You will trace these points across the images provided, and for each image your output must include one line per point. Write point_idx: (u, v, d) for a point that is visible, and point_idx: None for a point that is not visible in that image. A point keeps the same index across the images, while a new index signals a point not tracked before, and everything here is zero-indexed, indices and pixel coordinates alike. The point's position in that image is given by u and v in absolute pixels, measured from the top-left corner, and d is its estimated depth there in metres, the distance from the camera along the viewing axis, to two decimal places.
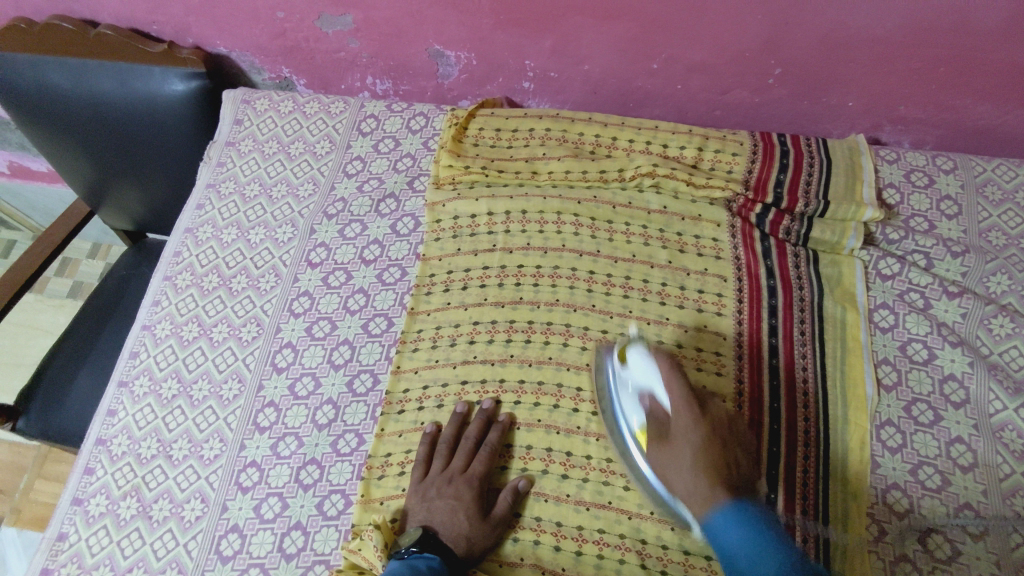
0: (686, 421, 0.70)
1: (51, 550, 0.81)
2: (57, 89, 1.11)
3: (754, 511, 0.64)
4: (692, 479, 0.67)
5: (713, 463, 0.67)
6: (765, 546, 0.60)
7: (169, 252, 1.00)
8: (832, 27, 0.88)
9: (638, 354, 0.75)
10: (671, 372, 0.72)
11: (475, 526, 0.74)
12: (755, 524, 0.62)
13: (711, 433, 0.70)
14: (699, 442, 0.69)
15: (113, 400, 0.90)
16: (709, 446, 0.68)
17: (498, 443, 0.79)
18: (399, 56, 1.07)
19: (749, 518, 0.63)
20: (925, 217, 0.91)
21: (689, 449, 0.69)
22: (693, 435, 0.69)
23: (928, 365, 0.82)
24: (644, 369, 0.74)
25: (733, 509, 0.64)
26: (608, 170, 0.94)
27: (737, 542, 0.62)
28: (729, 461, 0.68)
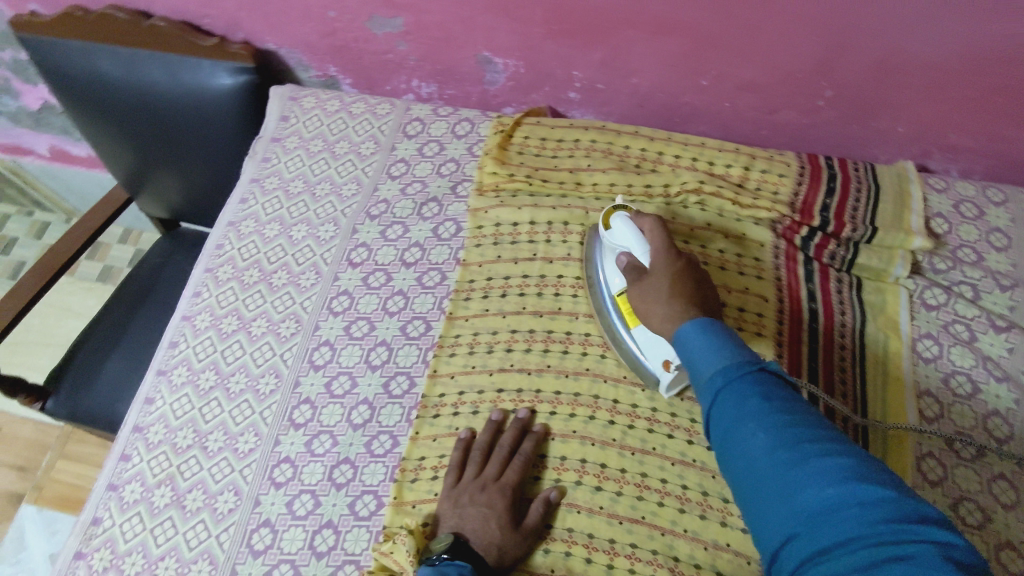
0: (662, 258, 0.75)
1: (86, 534, 0.82)
2: (107, 77, 1.13)
3: (717, 325, 0.64)
4: (665, 304, 0.70)
5: (684, 288, 0.71)
6: (718, 352, 0.61)
7: (211, 245, 1.01)
8: (887, 52, 0.87)
9: (619, 217, 0.81)
10: (653, 228, 0.78)
11: (507, 535, 0.73)
12: (713, 334, 0.63)
13: (685, 267, 0.73)
14: (674, 275, 0.72)
15: (151, 388, 0.91)
16: (683, 278, 0.72)
17: (533, 453, 0.79)
18: (446, 61, 1.07)
19: (714, 331, 0.63)
20: (974, 248, 0.90)
21: (665, 279, 0.72)
22: (668, 270, 0.73)
23: (971, 399, 0.81)
24: (623, 229, 0.80)
25: (697, 325, 0.64)
26: (653, 185, 0.94)
27: (696, 348, 0.63)
28: (701, 291, 0.72)
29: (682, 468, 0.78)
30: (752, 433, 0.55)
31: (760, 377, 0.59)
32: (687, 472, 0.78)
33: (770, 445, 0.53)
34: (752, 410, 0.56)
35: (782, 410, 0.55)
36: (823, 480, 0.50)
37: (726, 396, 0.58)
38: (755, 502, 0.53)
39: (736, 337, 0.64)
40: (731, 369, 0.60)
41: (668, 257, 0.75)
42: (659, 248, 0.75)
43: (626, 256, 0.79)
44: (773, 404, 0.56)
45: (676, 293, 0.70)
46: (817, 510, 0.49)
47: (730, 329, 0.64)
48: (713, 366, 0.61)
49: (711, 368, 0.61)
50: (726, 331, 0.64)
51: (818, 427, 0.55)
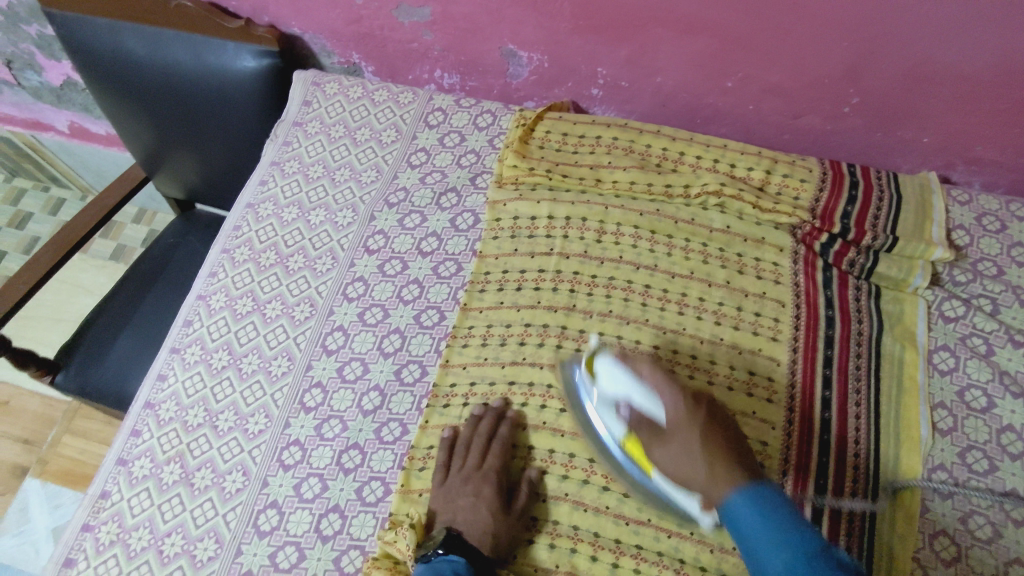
0: (679, 408, 0.67)
1: (94, 506, 0.83)
2: (132, 55, 1.13)
3: (769, 497, 0.60)
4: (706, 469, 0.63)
5: (719, 444, 0.65)
6: (781, 544, 0.57)
7: (229, 226, 1.01)
8: (918, 61, 0.87)
9: (605, 363, 0.72)
10: (650, 371, 0.70)
11: (499, 523, 0.74)
12: (769, 515, 0.58)
13: (707, 417, 0.67)
14: (703, 430, 0.66)
15: (165, 365, 0.91)
16: (711, 431, 0.66)
17: (510, 437, 0.79)
18: (471, 52, 1.07)
19: (772, 512, 0.59)
20: (995, 262, 0.89)
21: (696, 438, 0.65)
22: (691, 425, 0.66)
23: (986, 413, 0.80)
24: (615, 377, 0.71)
25: (751, 504, 0.59)
26: (674, 185, 0.93)
27: (754, 532, 0.58)
28: (731, 440, 0.66)
29: None
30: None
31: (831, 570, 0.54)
32: None
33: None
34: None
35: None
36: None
37: None
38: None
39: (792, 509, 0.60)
40: (799, 562, 0.55)
41: (685, 410, 0.67)
42: (670, 401, 0.68)
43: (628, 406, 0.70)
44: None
45: (714, 451, 0.64)
46: None
47: (783, 499, 0.60)
48: (778, 558, 0.56)
49: (775, 562, 0.56)
50: (783, 507, 0.59)
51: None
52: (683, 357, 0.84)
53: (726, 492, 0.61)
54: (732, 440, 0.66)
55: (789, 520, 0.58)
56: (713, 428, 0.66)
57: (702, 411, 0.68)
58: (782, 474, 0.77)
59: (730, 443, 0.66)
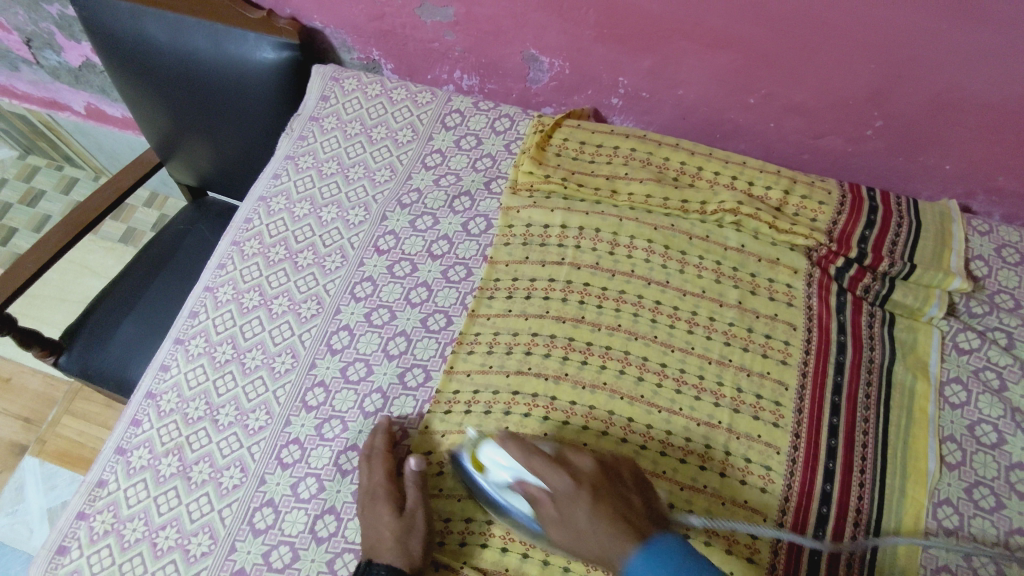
0: (564, 487, 0.65)
1: (90, 494, 0.82)
2: (152, 41, 1.12)
3: (670, 550, 0.60)
4: (598, 543, 0.62)
5: (610, 511, 0.63)
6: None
7: (240, 218, 1.01)
8: (946, 87, 0.85)
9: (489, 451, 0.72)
10: (528, 455, 0.68)
11: (393, 530, 0.71)
12: (667, 561, 0.59)
13: (592, 482, 0.65)
14: (589, 499, 0.64)
15: (168, 355, 0.91)
16: (597, 496, 0.64)
17: (388, 444, 0.79)
18: (492, 54, 1.06)
19: (661, 555, 0.59)
20: (1012, 294, 0.87)
21: (585, 511, 0.63)
22: (577, 495, 0.64)
23: (996, 449, 0.78)
24: (500, 466, 0.70)
25: (643, 559, 0.59)
26: (690, 201, 0.93)
27: None
28: (621, 501, 0.65)
29: (692, 493, 0.75)
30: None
31: None
32: (696, 497, 0.75)
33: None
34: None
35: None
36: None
37: None
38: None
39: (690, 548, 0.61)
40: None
41: (569, 484, 0.65)
42: (552, 481, 0.66)
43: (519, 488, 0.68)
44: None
45: (604, 514, 0.63)
46: None
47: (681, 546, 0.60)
48: None
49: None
50: (678, 555, 0.59)
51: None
52: (691, 376, 0.83)
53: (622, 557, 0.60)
54: (620, 500, 0.65)
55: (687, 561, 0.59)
56: (598, 490, 0.65)
57: (585, 479, 0.66)
58: (784, 499, 0.76)
59: (618, 502, 0.64)
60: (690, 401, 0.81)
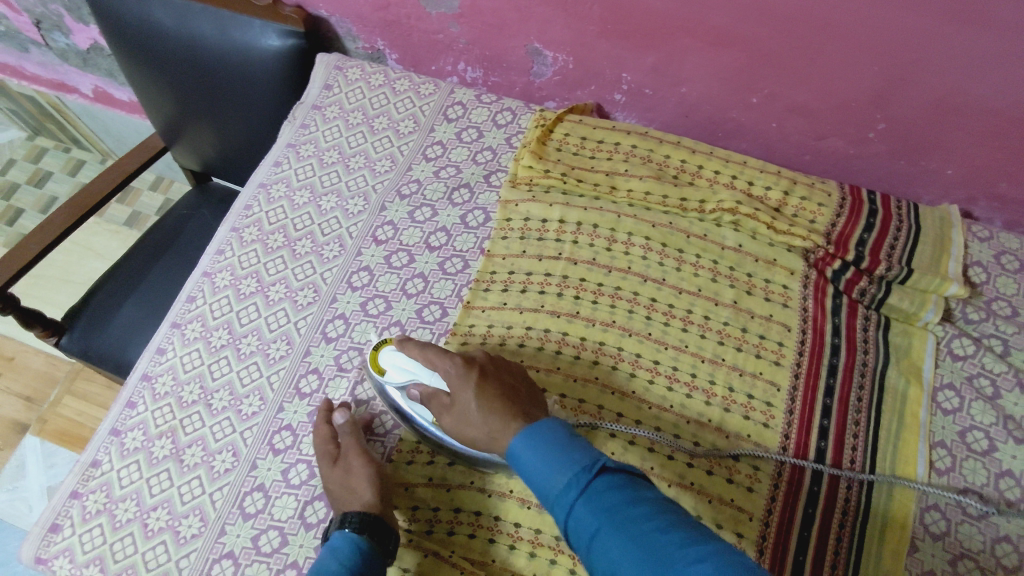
0: (454, 374, 0.71)
1: (84, 474, 0.83)
2: (158, 26, 1.12)
3: (545, 427, 0.63)
4: (483, 422, 0.67)
5: (496, 394, 0.69)
6: (560, 465, 0.59)
7: (240, 204, 1.01)
8: (949, 91, 0.85)
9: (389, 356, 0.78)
10: (423, 350, 0.74)
11: (336, 478, 0.75)
12: (542, 438, 0.62)
13: (479, 369, 0.71)
14: (474, 385, 0.69)
15: (164, 339, 0.92)
16: (480, 382, 0.69)
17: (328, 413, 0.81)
18: (496, 48, 1.06)
19: (542, 436, 0.62)
20: (1010, 302, 0.87)
21: (470, 392, 0.69)
22: (463, 379, 0.70)
23: (986, 456, 0.78)
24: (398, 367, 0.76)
25: (523, 438, 0.63)
26: (689, 199, 0.93)
27: (534, 463, 0.61)
28: (507, 387, 0.70)
29: (679, 490, 0.75)
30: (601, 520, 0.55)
31: (602, 478, 0.58)
32: (683, 495, 0.75)
33: (646, 536, 0.52)
34: (615, 502, 0.55)
35: (630, 494, 0.56)
36: (668, 539, 0.51)
37: (583, 504, 0.56)
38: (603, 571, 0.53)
39: (565, 428, 0.63)
40: (581, 475, 0.58)
41: (457, 373, 0.71)
42: (443, 368, 0.72)
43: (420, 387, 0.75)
44: (622, 501, 0.55)
45: (486, 395, 0.68)
46: None
47: (555, 424, 0.63)
48: (558, 478, 0.59)
49: (554, 482, 0.59)
50: (550, 430, 0.62)
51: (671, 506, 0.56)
52: (683, 374, 0.83)
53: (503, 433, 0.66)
54: (505, 383, 0.70)
55: (559, 437, 0.62)
56: (483, 376, 0.70)
57: (473, 365, 0.71)
58: (770, 500, 0.76)
59: (504, 386, 0.70)
60: (681, 398, 0.81)
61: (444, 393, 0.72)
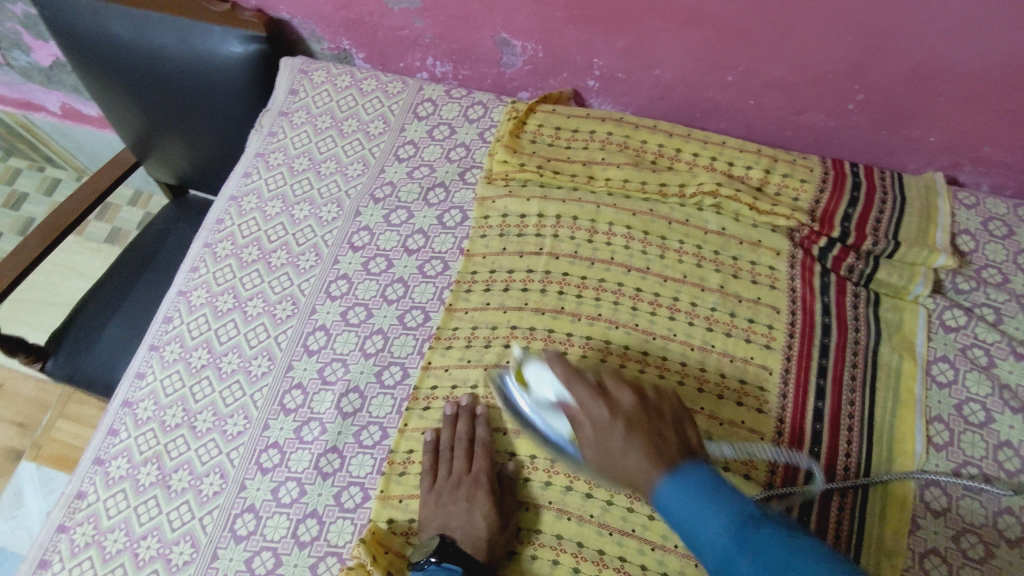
0: (601, 418, 0.65)
1: (69, 507, 0.82)
2: (116, 39, 1.09)
3: (697, 478, 0.59)
4: (630, 468, 0.63)
5: (646, 443, 0.63)
6: (710, 509, 0.57)
7: (212, 219, 0.99)
8: (927, 56, 0.83)
9: (536, 366, 0.72)
10: (567, 373, 0.69)
11: (491, 525, 0.71)
12: (696, 490, 0.58)
13: (632, 412, 0.65)
14: (624, 428, 0.64)
15: (143, 363, 0.90)
16: (634, 428, 0.64)
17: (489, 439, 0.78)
18: (463, 40, 1.04)
19: (688, 480, 0.59)
20: (1000, 269, 0.85)
21: (617, 434, 0.64)
22: (613, 420, 0.65)
23: (984, 428, 0.77)
24: (544, 379, 0.71)
25: (669, 488, 0.59)
26: (668, 184, 0.90)
27: (687, 511, 0.58)
28: (657, 434, 0.64)
29: None
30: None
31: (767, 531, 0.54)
32: None
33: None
34: (802, 567, 0.51)
35: (809, 553, 0.52)
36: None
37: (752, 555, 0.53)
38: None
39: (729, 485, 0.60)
40: (726, 523, 0.55)
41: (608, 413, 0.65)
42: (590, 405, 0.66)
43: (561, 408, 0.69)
44: (778, 557, 0.52)
45: (639, 447, 0.63)
46: None
47: (718, 478, 0.60)
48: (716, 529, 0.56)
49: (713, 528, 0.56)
50: (705, 481, 0.59)
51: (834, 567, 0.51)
52: (673, 363, 0.81)
53: (654, 481, 0.61)
54: (664, 430, 0.65)
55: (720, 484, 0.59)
56: (638, 425, 0.64)
57: (626, 410, 0.66)
58: (768, 485, 0.75)
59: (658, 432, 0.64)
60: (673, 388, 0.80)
61: (585, 427, 0.66)
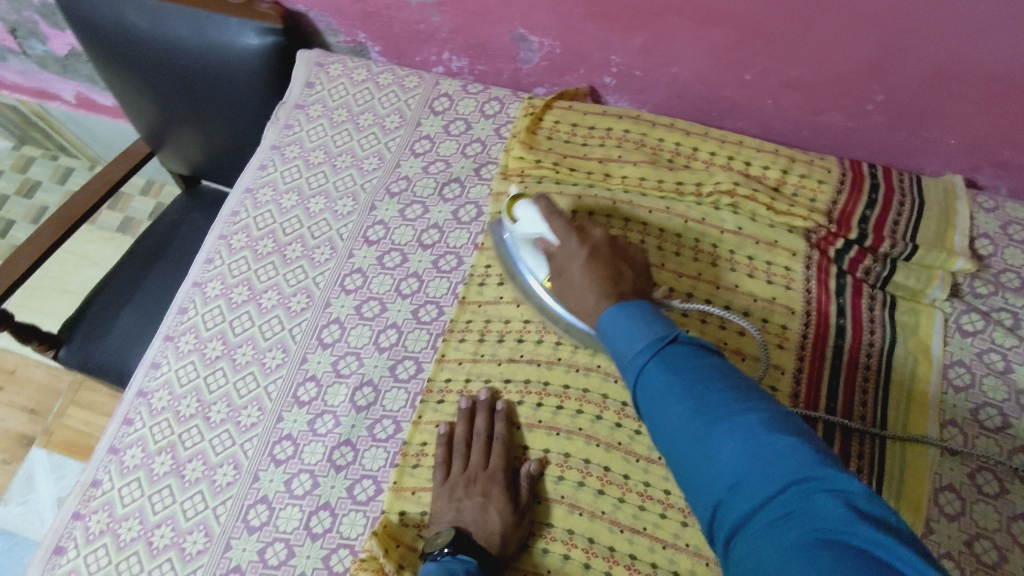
0: (570, 246, 0.70)
1: (84, 495, 0.82)
2: (132, 29, 1.09)
3: (636, 303, 0.61)
4: (583, 293, 0.67)
5: (600, 270, 0.67)
6: (636, 328, 0.59)
7: (227, 210, 1.00)
8: (950, 57, 0.82)
9: (523, 204, 0.77)
10: (550, 210, 0.74)
11: (506, 521, 0.71)
12: (628, 313, 0.60)
13: (598, 250, 0.69)
14: (586, 259, 0.68)
15: (158, 353, 0.90)
16: (596, 260, 0.68)
17: (507, 435, 0.78)
18: (480, 35, 1.03)
19: (626, 305, 0.61)
20: (1019, 273, 0.85)
21: (579, 260, 0.68)
22: (578, 252, 0.69)
23: (999, 433, 0.76)
24: (529, 216, 0.75)
25: (608, 310, 0.62)
26: (685, 182, 0.90)
27: (617, 330, 0.60)
28: (615, 271, 0.67)
29: None
30: (673, 416, 0.53)
31: (681, 354, 0.56)
32: None
33: (732, 457, 0.48)
34: (707, 386, 0.53)
35: (720, 381, 0.54)
36: (741, 445, 0.48)
37: (658, 373, 0.55)
38: (699, 512, 0.50)
39: (662, 314, 0.61)
40: (647, 342, 0.57)
41: (577, 246, 0.70)
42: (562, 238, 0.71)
43: (542, 242, 0.74)
44: (689, 375, 0.54)
45: (591, 277, 0.67)
46: (734, 474, 0.47)
47: (653, 307, 0.62)
48: (635, 346, 0.58)
49: (632, 346, 0.58)
50: (645, 306, 0.61)
51: (737, 392, 0.53)
52: None
53: (599, 305, 0.64)
54: (623, 270, 0.68)
55: (653, 313, 0.60)
56: (600, 259, 0.68)
57: (594, 246, 0.69)
58: None
59: (616, 272, 0.67)
60: None
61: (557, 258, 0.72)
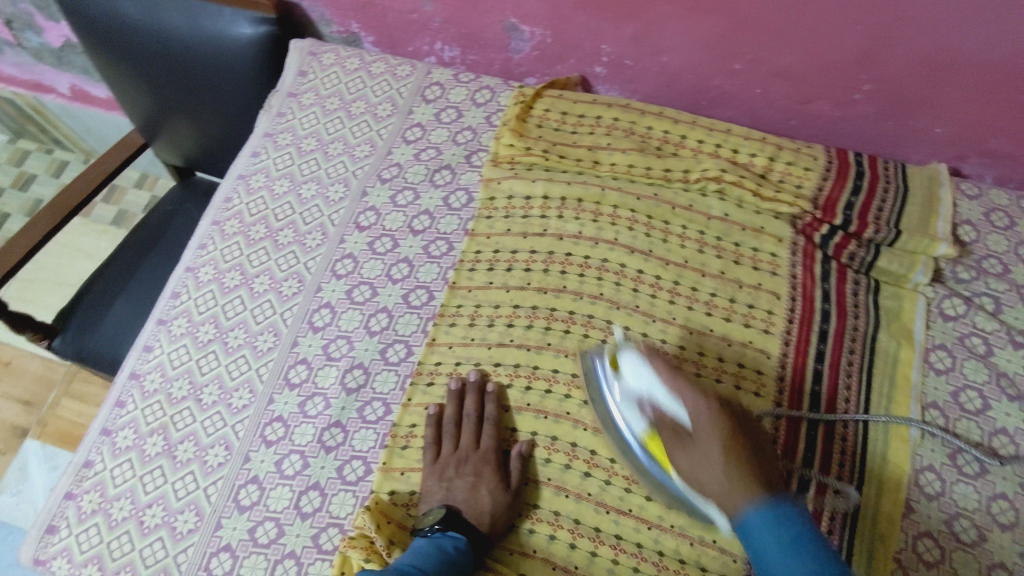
0: (700, 418, 0.62)
1: (77, 475, 0.83)
2: (126, 18, 1.09)
3: (790, 518, 0.56)
4: (723, 481, 0.59)
5: (741, 455, 0.59)
6: (798, 559, 0.54)
7: (220, 197, 1.00)
8: (940, 45, 0.83)
9: (632, 359, 0.69)
10: (673, 374, 0.65)
11: (497, 500, 0.72)
12: (787, 536, 0.55)
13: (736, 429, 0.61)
14: (723, 440, 0.60)
15: (151, 336, 0.91)
16: (733, 441, 0.60)
17: (498, 416, 0.79)
18: (472, 25, 1.04)
19: (781, 518, 0.56)
20: (1001, 259, 0.86)
21: (715, 442, 0.60)
22: (712, 429, 0.61)
23: (980, 415, 0.77)
24: (639, 371, 0.68)
25: (760, 519, 0.56)
26: (673, 169, 0.91)
27: (771, 555, 0.55)
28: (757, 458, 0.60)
29: None
30: None
31: None
32: None
33: None
34: None
35: None
36: None
37: None
38: None
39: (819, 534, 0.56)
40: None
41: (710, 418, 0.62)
42: (691, 405, 0.63)
43: (655, 404, 0.66)
44: None
45: (731, 462, 0.59)
46: None
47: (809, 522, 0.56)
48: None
49: None
50: (801, 521, 0.56)
51: None
52: (672, 347, 0.82)
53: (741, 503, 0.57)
54: (761, 457, 0.61)
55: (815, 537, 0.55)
56: (738, 441, 0.60)
57: (732, 421, 0.62)
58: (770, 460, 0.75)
59: (757, 458, 0.60)
60: None
61: (684, 428, 0.63)
